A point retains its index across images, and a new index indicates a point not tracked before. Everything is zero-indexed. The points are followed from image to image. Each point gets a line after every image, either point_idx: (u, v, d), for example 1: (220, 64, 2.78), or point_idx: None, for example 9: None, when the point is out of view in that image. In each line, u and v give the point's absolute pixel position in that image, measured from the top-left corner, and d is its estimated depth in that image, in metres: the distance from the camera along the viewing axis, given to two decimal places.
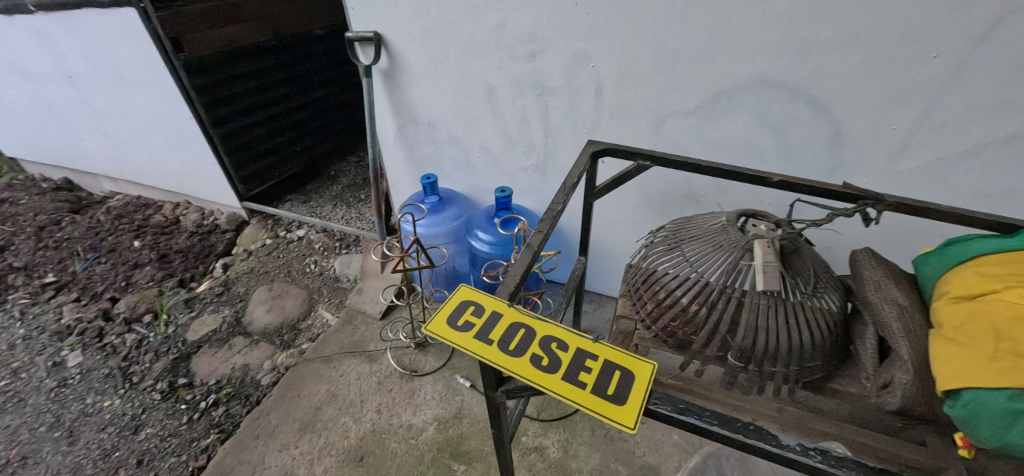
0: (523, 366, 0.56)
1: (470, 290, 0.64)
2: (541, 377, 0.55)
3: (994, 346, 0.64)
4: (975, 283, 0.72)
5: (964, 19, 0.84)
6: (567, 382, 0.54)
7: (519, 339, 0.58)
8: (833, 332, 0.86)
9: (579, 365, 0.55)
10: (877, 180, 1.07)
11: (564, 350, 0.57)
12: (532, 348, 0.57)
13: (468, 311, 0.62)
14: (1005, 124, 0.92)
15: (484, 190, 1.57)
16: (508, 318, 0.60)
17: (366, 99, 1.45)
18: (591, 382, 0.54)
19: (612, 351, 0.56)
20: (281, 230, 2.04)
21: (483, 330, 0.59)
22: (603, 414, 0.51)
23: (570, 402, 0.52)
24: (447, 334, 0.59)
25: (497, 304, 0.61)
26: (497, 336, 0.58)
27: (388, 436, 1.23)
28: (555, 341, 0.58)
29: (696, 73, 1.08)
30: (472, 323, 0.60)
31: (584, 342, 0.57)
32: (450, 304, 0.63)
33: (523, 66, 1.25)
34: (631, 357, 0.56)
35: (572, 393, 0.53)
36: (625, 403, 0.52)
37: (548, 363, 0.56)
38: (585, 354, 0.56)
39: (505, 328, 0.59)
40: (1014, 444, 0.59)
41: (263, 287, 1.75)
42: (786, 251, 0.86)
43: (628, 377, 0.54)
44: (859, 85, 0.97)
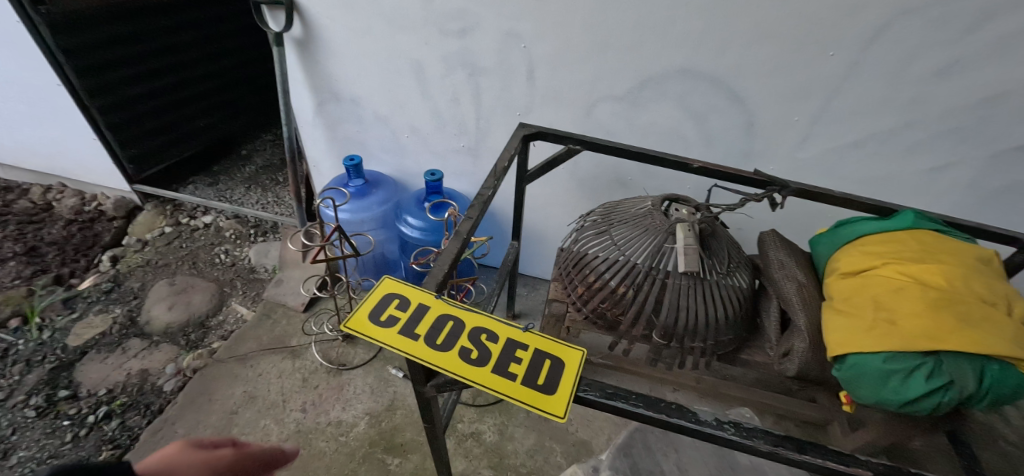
0: (452, 360, 0.53)
1: (395, 282, 0.61)
2: (470, 370, 0.52)
3: (873, 315, 0.72)
4: (859, 260, 0.80)
5: (857, 21, 0.92)
6: (497, 374, 0.53)
7: (447, 332, 0.56)
8: (743, 307, 0.93)
9: (509, 356, 0.54)
10: (782, 167, 1.17)
11: (494, 341, 0.55)
12: (461, 341, 0.55)
13: (393, 304, 0.58)
14: (886, 117, 1.03)
15: (414, 173, 1.50)
16: (436, 310, 0.57)
17: (278, 72, 1.30)
18: (521, 373, 0.53)
19: (542, 340, 0.56)
20: (182, 217, 1.83)
21: (409, 325, 0.56)
22: (533, 405, 0.51)
23: (499, 395, 0.51)
24: (368, 329, 0.55)
25: (425, 297, 0.59)
26: (424, 330, 0.56)
27: (315, 435, 1.17)
28: (484, 332, 0.56)
29: (625, 59, 1.10)
30: (397, 317, 0.57)
31: (514, 332, 0.56)
32: (372, 298, 0.59)
33: (453, 44, 1.20)
34: (561, 346, 0.56)
35: (502, 386, 0.51)
36: (555, 392, 0.51)
37: (477, 355, 0.54)
38: (515, 345, 0.55)
39: (433, 321, 0.57)
40: (888, 398, 0.69)
41: (163, 282, 1.56)
42: (704, 234, 0.91)
43: (557, 366, 0.54)
44: (769, 78, 1.04)
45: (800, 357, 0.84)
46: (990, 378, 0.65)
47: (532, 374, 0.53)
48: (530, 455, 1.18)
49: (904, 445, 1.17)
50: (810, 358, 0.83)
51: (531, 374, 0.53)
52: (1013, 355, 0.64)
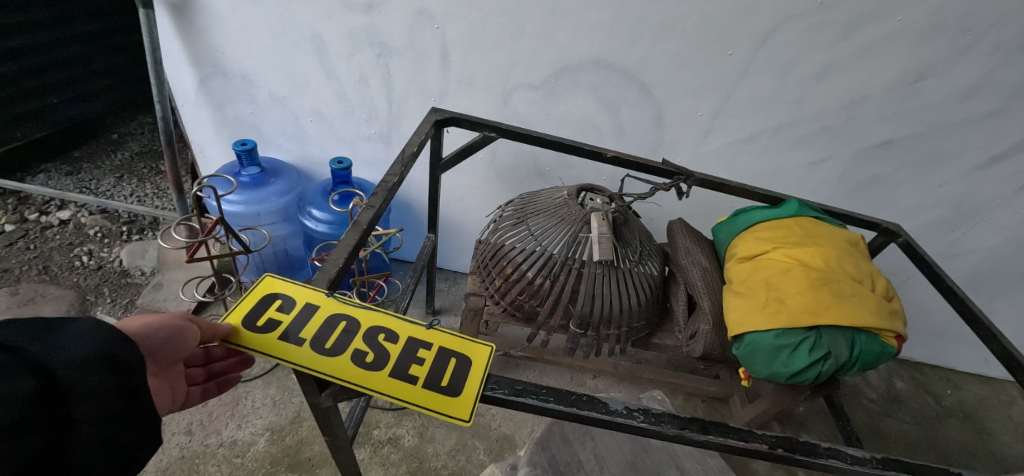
0: (343, 366, 0.47)
1: (277, 280, 0.54)
2: (364, 376, 0.47)
3: (765, 295, 0.77)
4: (753, 245, 0.86)
5: (750, 22, 0.99)
6: (395, 378, 0.47)
7: (338, 333, 0.50)
8: (654, 293, 0.96)
9: (410, 357, 0.49)
10: (688, 159, 1.23)
11: (393, 342, 0.50)
12: (354, 343, 0.49)
13: (273, 306, 0.51)
14: (775, 114, 1.12)
15: (319, 161, 1.38)
16: (327, 310, 0.51)
17: (145, 38, 1.11)
18: (423, 375, 0.48)
19: (447, 338, 0.52)
20: (30, 213, 1.53)
21: (293, 328, 0.49)
22: (435, 409, 0.46)
23: (397, 400, 0.46)
24: (240, 336, 0.47)
25: (313, 296, 0.52)
26: (310, 333, 0.49)
27: (204, 459, 1.03)
28: (383, 332, 0.51)
29: (540, 47, 1.08)
30: (279, 319, 0.50)
31: (417, 330, 0.52)
32: (248, 299, 0.51)
33: (358, 20, 1.11)
34: (469, 343, 0.53)
35: (401, 391, 0.46)
36: (459, 393, 0.48)
37: (374, 358, 0.48)
38: (417, 344, 0.51)
39: (322, 322, 0.50)
40: (779, 371, 0.75)
41: (1, 291, 1.29)
42: (618, 223, 0.92)
43: (463, 364, 0.51)
44: (675, 73, 1.08)
45: (704, 339, 0.88)
46: (860, 346, 0.73)
47: (436, 375, 0.49)
48: (451, 456, 1.14)
49: (791, 412, 1.30)
50: (713, 338, 0.88)
51: (434, 376, 0.49)
52: (876, 325, 0.73)
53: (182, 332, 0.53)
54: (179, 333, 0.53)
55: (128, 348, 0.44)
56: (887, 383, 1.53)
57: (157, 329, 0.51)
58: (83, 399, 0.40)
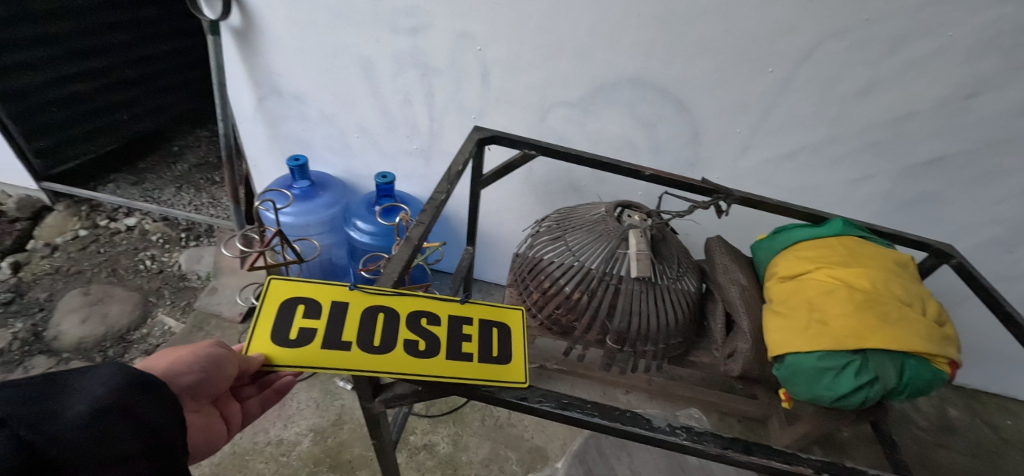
0: (401, 361, 0.50)
1: (285, 284, 0.53)
2: (424, 363, 0.51)
3: (807, 316, 0.76)
4: (794, 265, 0.85)
5: (791, 40, 0.98)
6: (450, 358, 0.53)
7: (381, 330, 0.52)
8: (692, 310, 0.96)
9: (457, 335, 0.55)
10: (725, 176, 1.23)
11: (437, 324, 0.55)
12: (401, 335, 0.52)
13: (299, 314, 0.51)
14: (815, 131, 1.11)
15: (362, 174, 1.45)
16: (359, 307, 0.53)
17: (212, 65, 1.20)
18: (474, 350, 0.55)
19: (482, 309, 0.59)
20: (101, 219, 1.66)
21: (333, 334, 0.50)
22: (495, 379, 0.53)
23: (462, 377, 0.52)
24: (285, 353, 0.48)
25: (337, 293, 0.53)
26: (353, 336, 0.50)
27: (252, 456, 1.08)
28: (424, 316, 0.55)
29: (578, 66, 1.11)
30: (313, 327, 0.50)
31: (454, 308, 0.57)
32: (269, 311, 0.50)
33: (404, 42, 1.16)
34: (501, 313, 0.60)
35: (462, 371, 0.52)
36: (510, 360, 0.55)
37: (425, 343, 0.53)
38: (460, 322, 0.56)
39: (358, 321, 0.52)
40: (822, 394, 0.74)
41: (75, 291, 1.41)
42: (655, 239, 0.93)
43: (503, 332, 0.58)
44: (713, 90, 1.09)
45: (743, 358, 0.87)
46: (909, 372, 0.71)
47: (485, 349, 0.55)
48: (484, 465, 1.15)
49: (834, 437, 1.26)
50: (753, 358, 0.86)
51: (484, 350, 0.55)
52: (926, 350, 0.71)
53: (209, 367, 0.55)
54: (210, 366, 0.55)
55: (141, 400, 0.44)
56: (939, 410, 1.46)
57: (192, 362, 0.54)
58: (96, 461, 0.39)
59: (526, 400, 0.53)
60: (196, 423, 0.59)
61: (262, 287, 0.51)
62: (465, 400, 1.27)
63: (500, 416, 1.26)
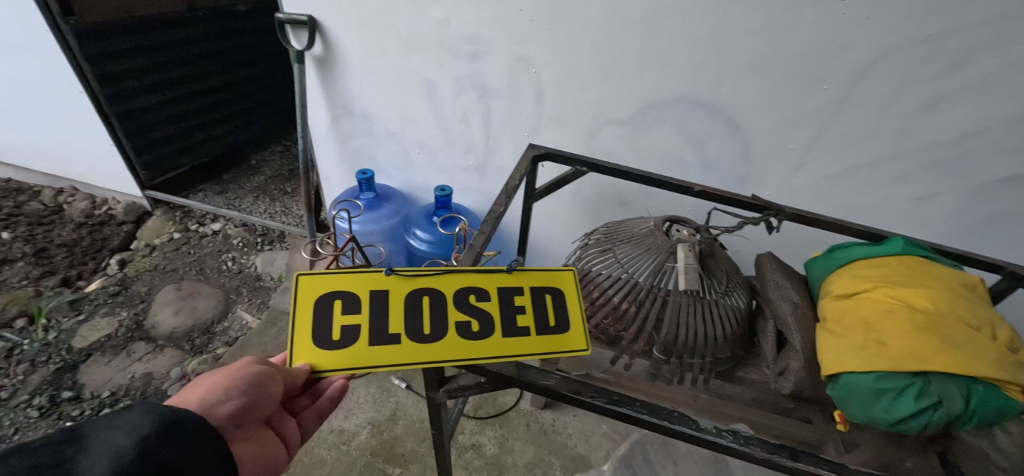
0: (458, 346, 0.55)
1: (311, 279, 0.55)
2: (480, 343, 0.56)
3: (864, 336, 0.75)
4: (851, 284, 0.84)
5: (846, 58, 0.99)
6: (507, 333, 0.57)
7: (427, 316, 0.56)
8: (742, 325, 0.96)
9: (511, 308, 0.59)
10: (778, 193, 1.22)
11: (485, 299, 0.59)
12: (449, 319, 0.56)
13: (338, 311, 0.54)
14: (873, 148, 1.09)
15: (421, 187, 1.55)
16: (399, 295, 0.56)
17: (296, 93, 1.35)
18: (531, 321, 0.59)
19: (533, 276, 0.62)
20: (191, 224, 1.86)
21: (379, 328, 0.54)
22: (560, 349, 0.59)
23: (523, 349, 0.57)
24: (336, 357, 0.52)
25: (373, 281, 0.56)
26: (400, 327, 0.54)
27: (316, 443, 1.18)
28: (470, 292, 0.59)
29: (629, 87, 1.16)
30: (356, 322, 0.54)
31: (501, 280, 0.60)
32: (307, 312, 0.53)
33: (465, 66, 1.26)
34: (553, 278, 0.63)
35: (523, 345, 0.57)
36: (569, 329, 0.60)
37: (476, 321, 0.57)
38: (511, 293, 0.60)
39: (401, 309, 0.55)
40: (879, 417, 0.71)
41: (169, 287, 1.59)
42: (704, 254, 0.95)
43: (558, 296, 0.62)
44: (764, 109, 1.10)
45: (794, 375, 0.86)
46: (977, 398, 0.67)
47: (545, 319, 0.60)
48: (529, 469, 1.19)
49: None
50: (804, 376, 0.85)
51: (543, 320, 0.60)
52: (996, 375, 0.67)
53: (251, 390, 0.57)
54: (253, 388, 0.57)
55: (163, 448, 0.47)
56: None
57: (232, 389, 0.55)
58: None
59: (580, 394, 0.57)
60: (251, 450, 0.60)
61: (291, 288, 0.53)
62: (512, 405, 1.31)
63: (545, 422, 1.29)
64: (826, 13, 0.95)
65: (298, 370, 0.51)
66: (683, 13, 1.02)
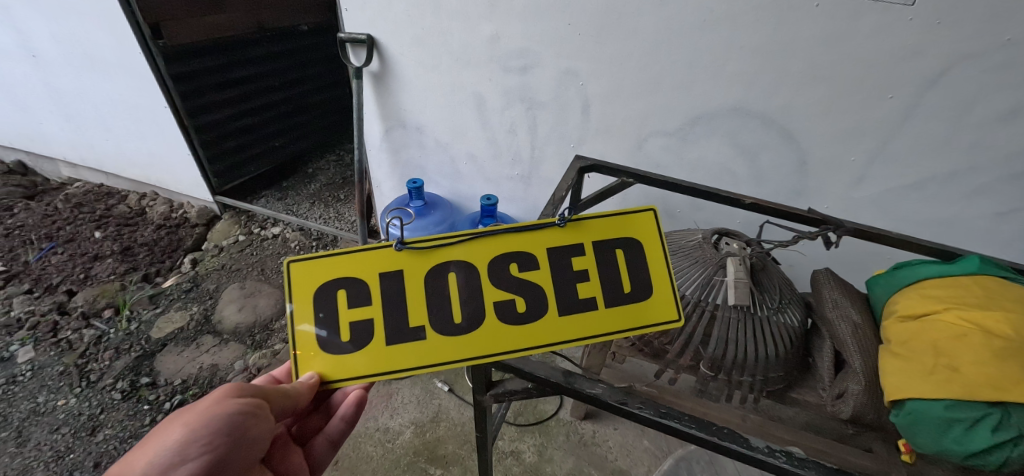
0: (499, 334, 0.54)
1: (304, 264, 0.53)
2: (528, 325, 0.55)
3: (932, 360, 0.70)
4: (918, 305, 0.79)
5: (914, 65, 0.94)
6: (566, 308, 0.56)
7: (457, 303, 0.54)
8: (795, 344, 0.92)
9: (570, 277, 0.56)
10: (837, 206, 1.16)
11: (531, 268, 0.56)
12: (486, 301, 0.54)
13: (345, 303, 0.53)
14: (945, 160, 1.02)
15: (467, 195, 1.60)
16: (416, 272, 0.54)
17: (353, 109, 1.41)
18: (598, 289, 0.57)
19: (593, 228, 0.58)
20: (254, 227, 2.00)
21: (399, 321, 0.53)
22: (645, 324, 0.57)
23: (590, 323, 0.56)
24: (337, 367, 0.52)
25: (386, 260, 0.54)
26: (422, 318, 0.53)
27: (363, 439, 1.23)
28: (511, 261, 0.56)
29: (677, 98, 1.15)
30: (369, 315, 0.53)
31: (555, 239, 0.57)
32: (304, 303, 0.53)
33: (514, 79, 1.29)
34: (629, 227, 0.58)
35: (588, 321, 0.56)
36: (649, 296, 0.57)
37: (522, 298, 0.55)
38: (566, 256, 0.57)
39: (423, 291, 0.54)
40: (950, 449, 0.66)
41: (234, 285, 1.71)
42: (756, 268, 0.92)
43: (629, 250, 0.58)
44: (822, 119, 1.06)
45: (853, 399, 0.81)
46: None
47: (616, 287, 0.57)
48: None
49: None
50: (864, 401, 0.80)
51: (616, 285, 0.57)
52: None
53: (234, 437, 0.53)
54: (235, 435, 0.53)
55: None
56: None
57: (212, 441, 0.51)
58: None
59: (626, 404, 0.58)
60: None
61: (283, 278, 0.52)
62: (552, 414, 1.32)
63: (586, 433, 1.28)
64: (891, 20, 0.91)
65: (299, 383, 0.51)
66: (737, 23, 1.01)
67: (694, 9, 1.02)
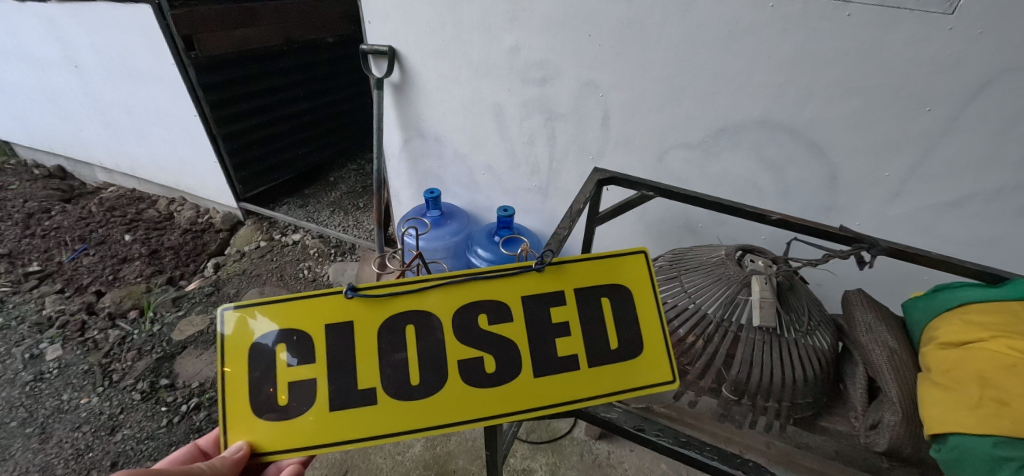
0: (461, 399, 0.53)
1: (241, 313, 0.53)
2: (495, 386, 0.53)
3: (978, 393, 0.64)
4: (961, 331, 0.72)
5: (955, 77, 0.89)
6: (541, 371, 0.54)
7: (414, 363, 0.53)
8: (825, 369, 0.87)
9: (550, 330, 0.55)
10: (869, 224, 1.11)
11: (500, 319, 0.55)
12: (449, 358, 0.53)
13: (285, 361, 0.52)
14: (990, 177, 0.95)
15: (484, 207, 1.59)
16: (368, 323, 0.53)
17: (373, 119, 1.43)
18: (581, 348, 0.55)
19: (574, 272, 0.57)
20: (275, 233, 2.03)
21: (348, 383, 0.52)
22: (641, 388, 0.55)
23: (570, 388, 0.54)
24: (273, 436, 0.51)
25: (336, 310, 0.53)
26: (374, 378, 0.52)
27: (374, 450, 1.24)
28: (480, 312, 0.55)
29: (699, 111, 1.12)
30: (313, 375, 0.52)
31: (535, 283, 0.56)
32: (240, 357, 0.52)
33: (533, 91, 1.28)
34: (618, 272, 0.58)
35: (567, 381, 0.54)
36: (640, 358, 0.56)
37: (490, 357, 0.54)
38: (544, 304, 0.56)
39: (375, 345, 0.53)
40: None
41: (254, 290, 1.74)
42: (782, 287, 0.88)
43: (616, 294, 0.57)
44: (854, 133, 1.01)
45: (889, 431, 0.76)
46: None
47: (604, 344, 0.55)
48: None
49: None
50: (902, 433, 0.75)
51: (601, 339, 0.56)
52: None
53: None
54: None
55: None
56: None
57: None
58: None
59: (644, 431, 0.55)
60: None
61: (218, 330, 0.52)
62: (565, 432, 1.28)
63: (600, 454, 1.24)
64: (929, 29, 0.86)
65: (222, 457, 0.50)
66: (763, 34, 0.98)
67: (718, 19, 1.00)
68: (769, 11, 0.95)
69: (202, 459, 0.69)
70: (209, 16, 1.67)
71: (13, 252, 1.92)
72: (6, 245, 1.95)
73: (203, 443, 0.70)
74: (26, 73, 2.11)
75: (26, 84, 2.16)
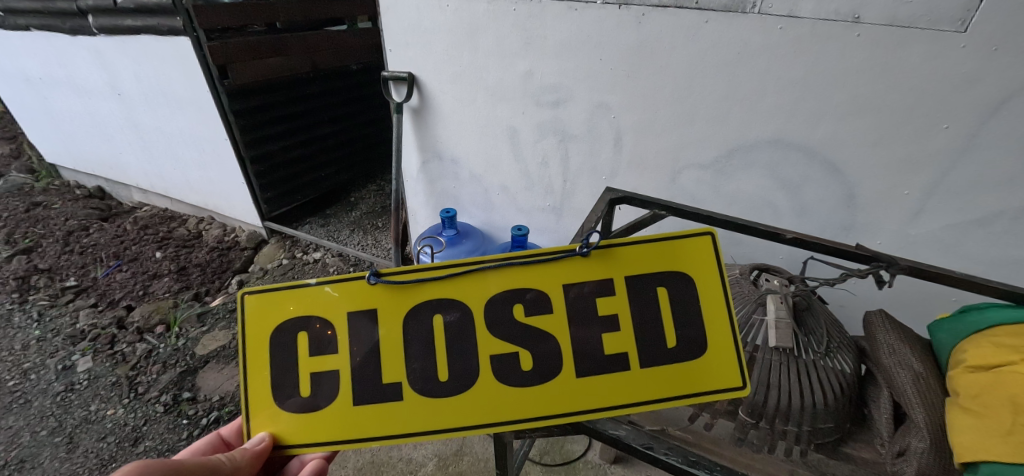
0: (490, 398, 0.54)
1: (260, 297, 0.56)
2: (532, 385, 0.54)
3: (1011, 419, 0.61)
4: (991, 354, 0.68)
5: (972, 94, 0.88)
6: (582, 372, 0.55)
7: (443, 359, 0.55)
8: (847, 392, 0.84)
9: (590, 323, 0.55)
10: (891, 243, 1.08)
11: (539, 313, 0.55)
12: (481, 354, 0.55)
13: (306, 350, 0.55)
14: (1015, 196, 0.92)
15: (499, 226, 1.61)
16: (392, 312, 0.55)
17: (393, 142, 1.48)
18: (632, 350, 0.55)
19: (622, 257, 0.55)
20: (297, 251, 2.10)
21: (373, 377, 0.54)
22: (696, 391, 0.55)
23: (616, 391, 0.54)
24: (296, 429, 0.54)
25: (364, 296, 0.55)
26: (400, 374, 0.54)
27: (386, 468, 1.25)
28: (517, 304, 0.55)
29: (711, 131, 1.13)
30: (335, 366, 0.55)
31: (580, 270, 0.55)
32: (260, 344, 0.55)
33: (547, 113, 1.32)
34: (676, 257, 0.56)
35: (614, 379, 0.55)
36: (698, 359, 0.55)
37: (527, 353, 0.55)
38: (582, 295, 0.55)
39: (401, 337, 0.55)
40: None
41: None
42: (798, 308, 0.87)
43: (671, 284, 0.56)
44: (870, 151, 1.00)
45: (916, 458, 0.72)
46: None
47: (660, 341, 0.55)
48: None
49: None
50: (933, 461, 0.71)
51: (654, 333, 0.55)
52: None
53: None
54: None
55: None
56: None
57: None
58: None
59: (652, 449, 0.58)
60: None
61: (241, 314, 0.55)
62: (579, 454, 1.26)
63: None
64: (942, 47, 0.86)
65: (245, 448, 0.54)
66: (773, 55, 0.99)
67: (726, 41, 1.02)
68: (778, 33, 0.97)
69: (224, 449, 0.71)
70: (242, 46, 1.78)
71: (53, 267, 2.03)
72: (46, 262, 2.06)
73: (225, 433, 0.72)
74: (73, 101, 2.27)
75: (73, 111, 2.32)
